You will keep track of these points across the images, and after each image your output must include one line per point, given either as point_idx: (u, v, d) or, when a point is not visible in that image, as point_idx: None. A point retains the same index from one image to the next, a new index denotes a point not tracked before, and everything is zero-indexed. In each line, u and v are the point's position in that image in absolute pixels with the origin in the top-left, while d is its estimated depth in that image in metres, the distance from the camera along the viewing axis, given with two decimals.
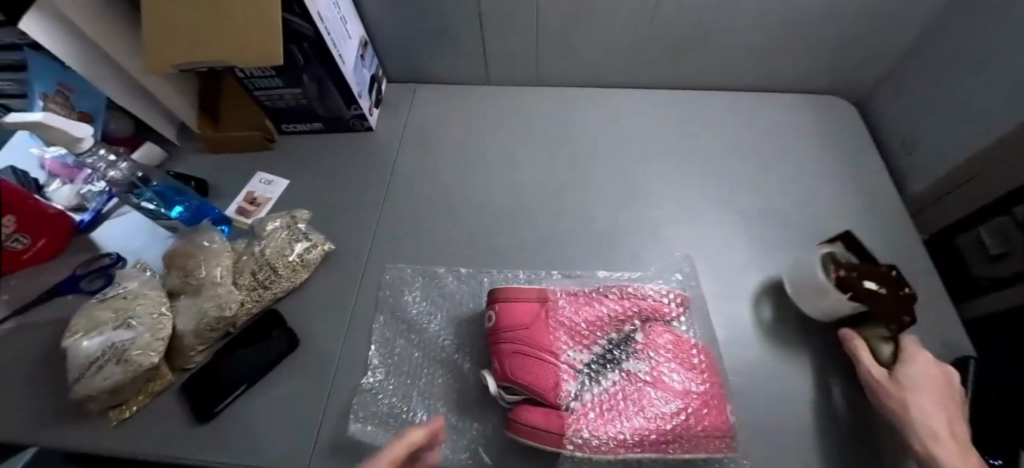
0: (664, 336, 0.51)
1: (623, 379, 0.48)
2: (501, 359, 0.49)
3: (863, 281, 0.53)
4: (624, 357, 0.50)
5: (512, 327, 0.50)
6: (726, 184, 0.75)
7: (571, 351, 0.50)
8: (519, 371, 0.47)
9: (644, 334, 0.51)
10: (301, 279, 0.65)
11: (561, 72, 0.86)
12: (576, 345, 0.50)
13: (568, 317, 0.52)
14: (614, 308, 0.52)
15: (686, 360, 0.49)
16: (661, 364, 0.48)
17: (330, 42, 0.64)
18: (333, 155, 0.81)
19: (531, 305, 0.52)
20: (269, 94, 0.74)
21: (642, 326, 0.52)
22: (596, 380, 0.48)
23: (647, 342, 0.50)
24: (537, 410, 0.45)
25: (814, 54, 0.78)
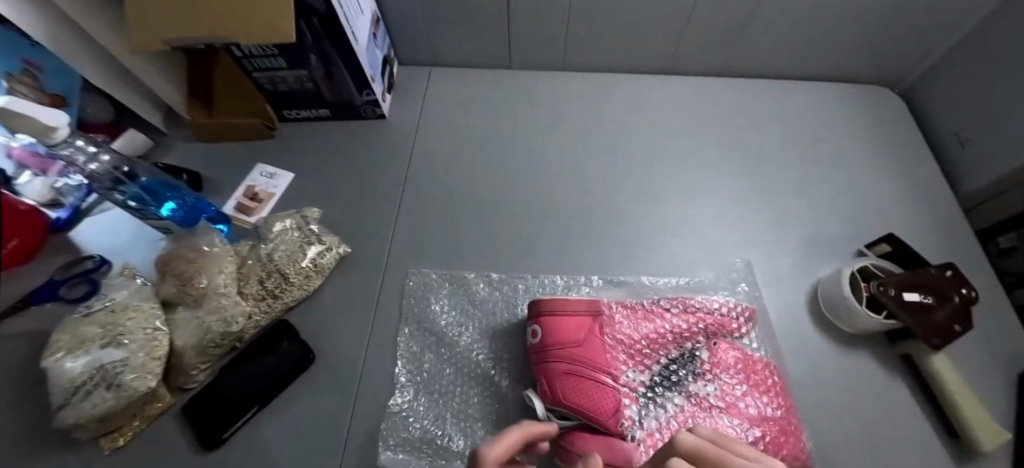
0: (732, 354, 0.47)
1: (690, 404, 0.45)
2: (550, 380, 0.44)
3: (909, 293, 0.51)
4: (688, 378, 0.46)
5: (564, 344, 0.45)
6: (772, 181, 0.70)
7: (630, 372, 0.46)
8: (573, 395, 0.43)
9: (711, 352, 0.47)
10: (314, 286, 0.58)
11: (590, 57, 0.79)
12: (636, 365, 0.46)
13: (626, 334, 0.47)
14: (679, 324, 0.47)
15: (758, 382, 0.45)
16: (732, 387, 0.45)
17: (343, 18, 0.56)
18: (342, 145, 0.74)
19: (583, 319, 0.47)
20: (269, 76, 0.66)
21: (709, 344, 0.48)
22: (660, 405, 0.45)
23: (715, 361, 0.46)
24: (597, 439, 0.42)
25: (865, 41, 0.72)
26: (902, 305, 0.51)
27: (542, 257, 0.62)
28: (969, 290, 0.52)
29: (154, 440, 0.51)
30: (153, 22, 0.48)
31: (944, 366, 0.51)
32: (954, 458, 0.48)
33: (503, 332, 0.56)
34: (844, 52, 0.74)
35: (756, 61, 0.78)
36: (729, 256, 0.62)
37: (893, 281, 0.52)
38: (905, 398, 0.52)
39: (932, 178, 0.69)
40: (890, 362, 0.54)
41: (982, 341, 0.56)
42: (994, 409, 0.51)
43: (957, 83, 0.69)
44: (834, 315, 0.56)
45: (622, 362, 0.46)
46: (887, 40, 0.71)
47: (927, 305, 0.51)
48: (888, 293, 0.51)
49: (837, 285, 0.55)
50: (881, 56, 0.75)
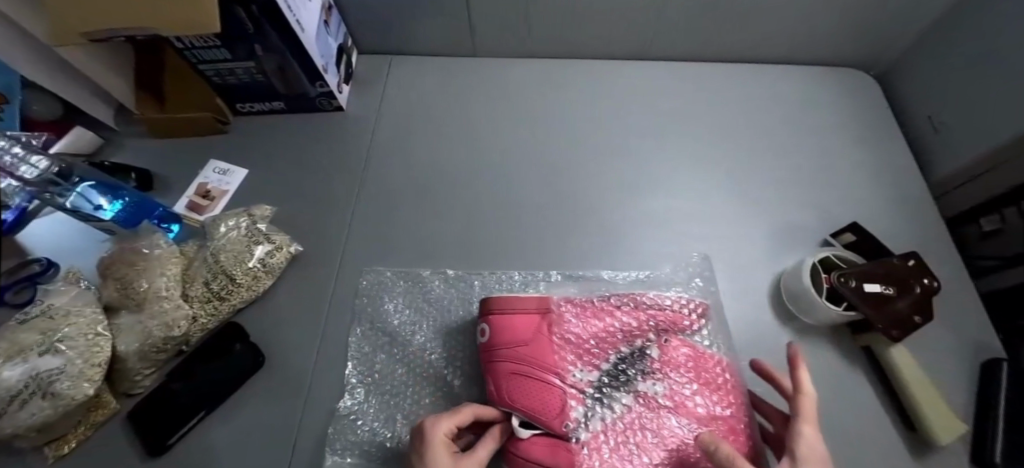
0: (682, 350, 0.47)
1: (638, 403, 0.45)
2: (497, 381, 0.42)
3: (867, 285, 0.50)
4: (637, 377, 0.46)
5: (512, 346, 0.44)
6: (742, 169, 0.68)
7: (579, 372, 0.45)
8: (519, 396, 0.41)
9: (662, 350, 0.47)
10: (263, 287, 0.56)
11: (557, 43, 0.76)
12: (585, 365, 0.46)
13: (575, 333, 0.47)
14: (630, 321, 0.47)
15: (709, 380, 0.45)
16: (682, 384, 0.45)
17: (284, 6, 0.53)
18: (298, 140, 0.71)
19: (532, 318, 0.45)
20: (216, 69, 0.63)
21: (660, 341, 0.47)
22: (608, 404, 0.44)
23: (665, 360, 0.46)
24: (541, 443, 0.40)
25: (840, 22, 0.69)
26: (863, 296, 0.50)
27: (501, 252, 0.61)
28: (930, 280, 0.50)
29: (99, 447, 0.50)
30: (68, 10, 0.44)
31: (904, 358, 0.50)
32: (910, 451, 0.48)
33: (457, 331, 0.55)
34: (818, 34, 0.71)
35: (729, 44, 0.75)
36: (692, 248, 0.61)
37: (853, 273, 0.51)
38: (866, 391, 0.51)
39: (905, 165, 0.67)
40: (853, 355, 0.53)
41: (947, 332, 0.55)
42: (954, 401, 0.51)
43: (935, 64, 0.66)
44: (795, 307, 0.54)
45: (569, 361, 0.45)
46: (862, 21, 0.68)
47: (888, 296, 0.50)
48: (848, 284, 0.50)
49: (797, 275, 0.54)
50: (857, 37, 0.72)
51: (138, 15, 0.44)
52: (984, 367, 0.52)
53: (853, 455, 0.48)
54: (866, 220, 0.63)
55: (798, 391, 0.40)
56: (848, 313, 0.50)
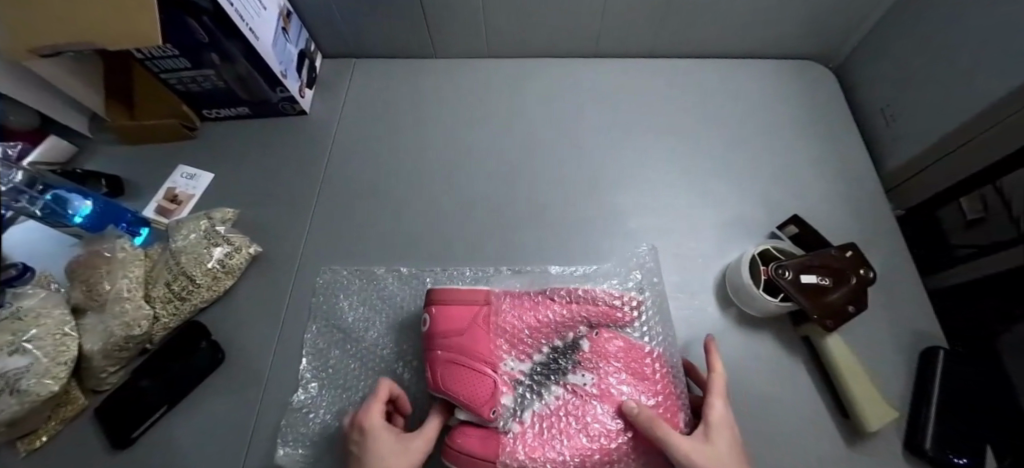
0: (614, 343, 0.49)
1: (567, 393, 0.47)
2: (433, 367, 0.45)
3: (803, 275, 0.51)
4: (568, 370, 0.48)
5: (452, 335, 0.46)
6: (694, 163, 0.69)
7: (511, 361, 0.47)
8: (452, 382, 0.43)
9: (593, 343, 0.50)
10: (223, 287, 0.59)
11: (515, 43, 0.77)
12: (518, 354, 0.48)
13: (510, 323, 0.49)
14: (562, 313, 0.50)
15: (637, 370, 0.48)
16: (608, 374, 0.48)
17: (235, 15, 0.55)
18: (263, 145, 0.73)
19: (472, 308, 0.47)
20: (178, 77, 0.65)
21: (590, 331, 0.50)
22: (538, 393, 0.47)
23: (595, 351, 0.49)
24: (474, 435, 0.42)
25: (792, 16, 0.69)
26: (798, 287, 0.51)
27: (452, 249, 0.62)
28: (867, 270, 0.51)
29: (68, 442, 0.53)
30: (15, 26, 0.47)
31: (838, 347, 0.51)
32: (844, 438, 0.49)
33: (408, 326, 0.57)
34: (771, 27, 0.72)
35: (685, 40, 0.75)
36: (638, 242, 0.62)
37: (790, 264, 0.52)
38: (804, 380, 0.52)
39: (856, 157, 0.68)
40: (793, 345, 0.54)
41: (888, 320, 0.56)
42: (890, 389, 0.52)
43: (887, 55, 0.66)
44: (738, 298, 0.56)
45: (503, 352, 0.47)
46: (813, 14, 0.69)
47: (823, 286, 0.51)
48: (785, 276, 0.51)
49: (737, 269, 0.55)
50: (811, 30, 0.72)
51: (77, 30, 0.47)
52: (921, 355, 0.53)
53: (787, 442, 0.49)
54: (813, 213, 0.64)
55: (712, 371, 0.45)
56: (784, 304, 0.51)
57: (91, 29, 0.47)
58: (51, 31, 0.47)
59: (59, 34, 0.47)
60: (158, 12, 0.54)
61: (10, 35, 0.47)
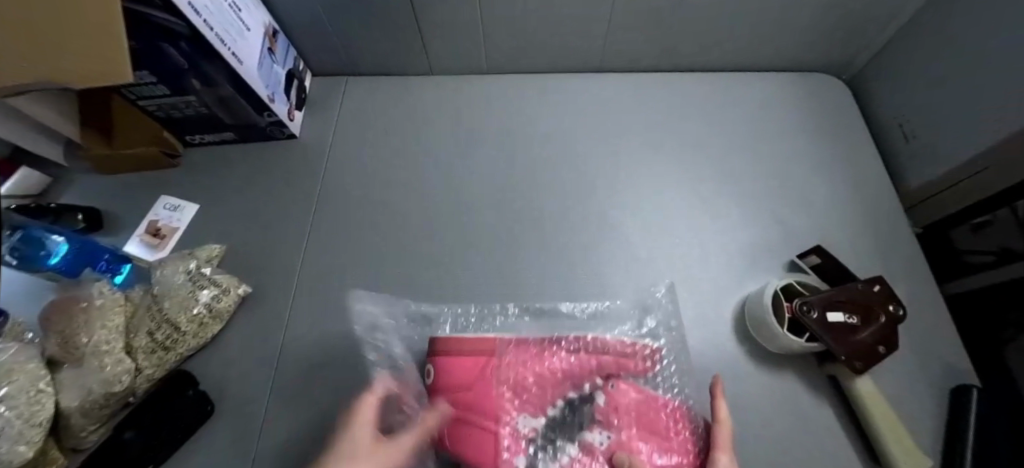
0: (629, 396, 0.46)
1: (581, 454, 0.43)
2: (439, 426, 0.43)
3: (828, 313, 0.48)
4: (582, 426, 0.45)
5: (461, 390, 0.44)
6: (707, 185, 0.66)
7: (522, 418, 0.44)
8: (455, 441, 0.42)
9: (609, 396, 0.46)
10: (211, 332, 0.55)
11: (516, 59, 0.73)
12: (529, 409, 0.45)
13: (516, 372, 0.46)
14: (571, 362, 0.47)
15: (652, 425, 0.45)
16: (625, 429, 0.44)
17: (215, 40, 0.51)
18: (250, 172, 0.69)
19: (477, 362, 0.45)
20: (157, 104, 0.61)
21: (604, 383, 0.47)
22: (553, 455, 0.44)
23: (610, 405, 0.46)
24: None
25: (806, 29, 0.66)
26: (825, 327, 0.48)
27: (450, 290, 0.58)
28: (897, 307, 0.48)
29: None
30: None
31: (868, 391, 0.48)
32: None
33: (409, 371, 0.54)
34: (784, 40, 0.69)
35: (693, 53, 0.72)
36: (652, 274, 0.59)
37: (815, 301, 0.49)
38: (831, 422, 0.50)
39: (875, 176, 0.65)
40: (819, 385, 0.51)
41: (916, 354, 0.53)
42: (920, 428, 0.49)
43: (904, 67, 0.63)
44: (759, 335, 0.53)
45: (510, 407, 0.44)
46: (829, 27, 0.66)
47: (851, 325, 0.48)
48: (811, 314, 0.48)
49: (759, 305, 0.52)
50: (825, 43, 0.69)
51: (60, 65, 0.43)
52: (952, 392, 0.50)
53: None
54: (832, 237, 0.61)
55: (716, 421, 0.43)
56: (810, 344, 0.49)
57: (72, 59, 0.43)
58: (34, 69, 0.43)
59: (42, 70, 0.43)
60: (132, 39, 0.50)
61: None
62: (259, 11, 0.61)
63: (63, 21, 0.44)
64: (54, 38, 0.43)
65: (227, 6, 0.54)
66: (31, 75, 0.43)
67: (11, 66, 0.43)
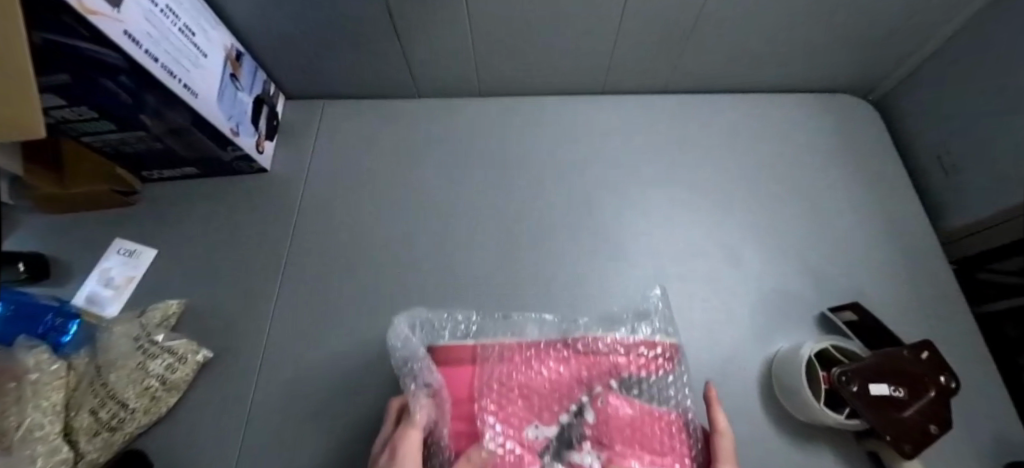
0: (624, 410, 0.37)
1: None
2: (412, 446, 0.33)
3: (872, 387, 0.42)
4: (570, 446, 0.36)
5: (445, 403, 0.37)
6: (719, 219, 0.60)
7: (514, 432, 0.35)
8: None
9: (600, 413, 0.37)
10: (166, 406, 0.48)
11: (510, 81, 0.67)
12: (521, 424, 0.36)
13: (504, 377, 0.38)
14: (565, 370, 0.40)
15: (655, 443, 0.35)
16: (621, 451, 0.34)
17: (161, 73, 0.45)
18: (216, 211, 0.63)
19: (466, 372, 0.39)
20: (103, 141, 0.53)
21: (595, 395, 0.39)
22: None
23: (602, 420, 0.37)
24: None
25: (826, 50, 0.61)
26: (869, 402, 0.41)
27: (452, 284, 0.55)
28: (948, 379, 0.42)
29: None
30: None
31: None
32: None
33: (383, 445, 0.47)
34: (801, 62, 0.63)
35: (702, 75, 0.66)
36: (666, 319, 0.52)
37: (857, 371, 0.42)
38: None
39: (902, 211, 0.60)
40: (855, 460, 0.45)
41: (962, 420, 0.47)
42: None
43: (938, 97, 0.58)
44: (791, 405, 0.46)
45: (492, 417, 0.35)
46: (851, 48, 0.60)
47: (898, 399, 0.42)
48: (851, 387, 0.41)
49: (791, 372, 0.45)
50: (846, 65, 0.63)
51: None
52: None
53: None
54: (855, 281, 0.56)
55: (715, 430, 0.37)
56: (851, 422, 0.42)
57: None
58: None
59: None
60: (61, 75, 0.42)
61: None
62: (218, 32, 0.54)
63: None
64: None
65: (176, 30, 0.47)
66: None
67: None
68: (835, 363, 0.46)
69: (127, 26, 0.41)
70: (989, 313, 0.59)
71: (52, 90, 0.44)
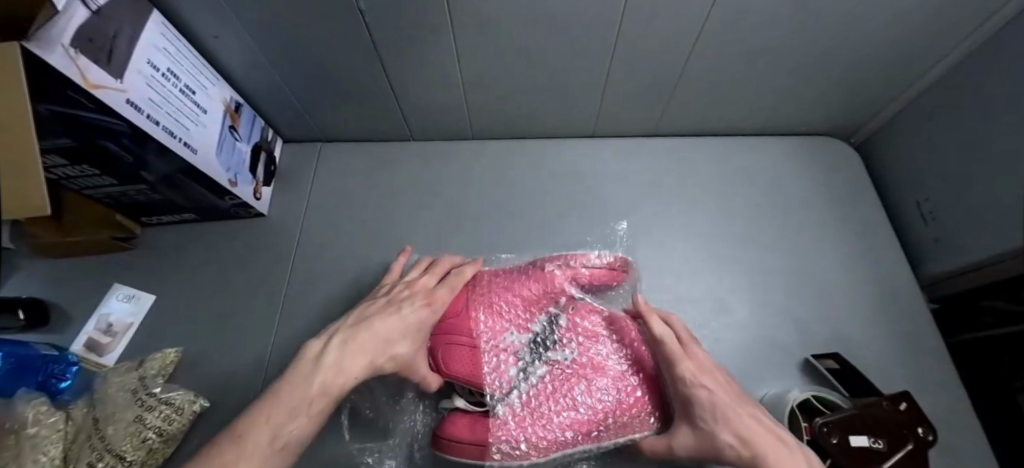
0: (589, 318, 0.51)
1: (551, 370, 0.48)
2: (434, 353, 0.47)
3: (851, 439, 0.43)
4: (549, 346, 0.50)
5: (441, 316, 0.49)
6: (704, 255, 0.63)
7: (502, 337, 0.49)
8: (449, 366, 0.46)
9: (570, 319, 0.51)
10: (163, 456, 0.49)
11: (504, 125, 0.69)
12: (515, 329, 0.50)
13: (492, 300, 0.51)
14: (538, 289, 0.52)
15: (617, 339, 0.50)
16: (586, 344, 0.49)
17: (161, 135, 0.47)
18: (214, 254, 0.64)
19: (457, 293, 0.51)
20: (105, 192, 0.55)
21: (563, 307, 0.52)
22: (526, 372, 0.48)
23: (570, 325, 0.51)
24: (462, 420, 0.45)
25: (808, 96, 0.63)
26: (848, 453, 0.42)
27: (448, 242, 0.63)
28: (925, 430, 0.43)
29: None
30: None
31: None
32: None
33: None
34: (782, 107, 0.66)
35: (687, 119, 0.69)
36: None
37: (836, 421, 0.44)
38: None
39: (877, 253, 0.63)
40: None
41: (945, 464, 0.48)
42: None
43: (916, 144, 0.61)
44: None
45: (490, 331, 0.49)
46: (831, 95, 0.63)
47: (878, 450, 0.43)
48: (831, 438, 0.43)
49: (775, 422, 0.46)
50: (827, 108, 0.66)
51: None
52: None
53: None
54: (835, 325, 0.58)
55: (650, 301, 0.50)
56: None
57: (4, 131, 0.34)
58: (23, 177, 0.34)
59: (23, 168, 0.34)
60: (65, 141, 0.44)
61: None
62: (218, 87, 0.56)
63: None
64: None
65: (177, 91, 0.49)
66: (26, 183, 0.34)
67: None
68: (817, 412, 0.47)
69: (129, 95, 0.43)
70: (968, 348, 0.60)
71: (57, 152, 0.45)
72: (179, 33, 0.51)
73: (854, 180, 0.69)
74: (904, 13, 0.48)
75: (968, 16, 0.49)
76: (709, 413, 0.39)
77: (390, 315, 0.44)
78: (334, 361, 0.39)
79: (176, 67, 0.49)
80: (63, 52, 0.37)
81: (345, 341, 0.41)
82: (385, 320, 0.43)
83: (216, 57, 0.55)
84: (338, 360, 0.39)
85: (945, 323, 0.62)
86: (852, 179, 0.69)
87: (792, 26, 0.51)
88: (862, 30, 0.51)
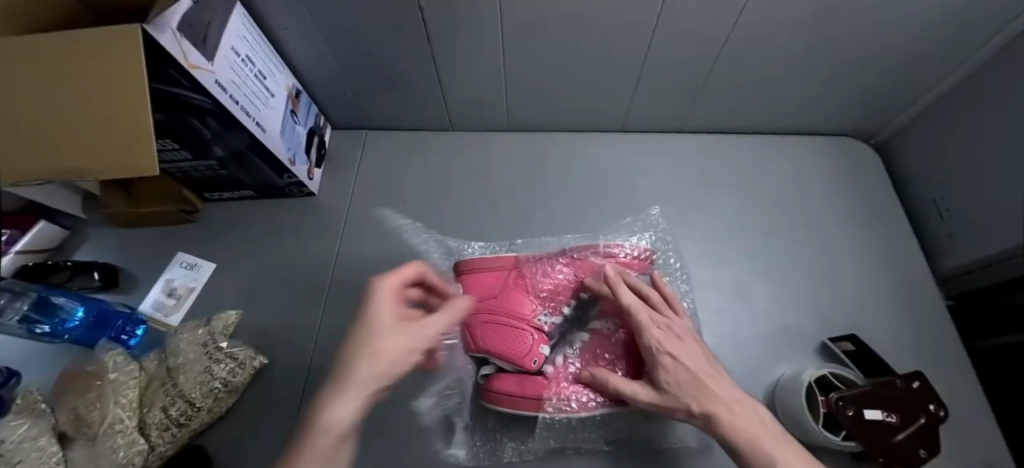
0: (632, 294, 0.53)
1: (595, 338, 0.53)
2: (472, 329, 0.49)
3: (865, 411, 0.46)
4: (594, 318, 0.55)
5: (478, 297, 0.53)
6: (728, 244, 0.66)
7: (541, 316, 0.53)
8: (492, 341, 0.48)
9: None
10: (226, 406, 0.54)
11: (538, 117, 0.74)
12: (548, 309, 0.54)
13: (536, 280, 0.55)
14: (581, 271, 0.55)
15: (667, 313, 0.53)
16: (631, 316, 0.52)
17: (240, 114, 0.52)
18: (269, 228, 0.70)
19: (497, 273, 0.54)
20: (178, 167, 0.60)
21: None
22: (569, 342, 0.54)
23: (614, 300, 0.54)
24: (512, 378, 0.49)
25: (829, 96, 0.66)
26: (862, 425, 0.45)
27: (486, 223, 0.68)
28: (937, 407, 0.46)
29: None
30: (31, 154, 0.41)
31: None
32: None
33: (417, 438, 0.52)
34: (804, 107, 0.69)
35: (712, 117, 0.73)
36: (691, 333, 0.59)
37: (852, 396, 0.46)
38: None
39: (890, 248, 0.67)
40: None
41: (953, 444, 0.52)
42: None
43: (935, 146, 0.64)
44: (797, 431, 0.49)
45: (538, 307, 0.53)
46: (851, 96, 0.66)
47: (891, 424, 0.46)
48: (846, 412, 0.46)
49: (791, 396, 0.50)
50: (847, 108, 0.69)
51: (103, 147, 0.41)
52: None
53: None
54: (852, 314, 0.61)
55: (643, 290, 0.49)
56: (841, 445, 0.47)
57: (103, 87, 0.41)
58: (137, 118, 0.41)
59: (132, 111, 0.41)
60: (158, 116, 0.49)
61: (55, 156, 0.41)
62: (283, 74, 0.62)
63: (44, 136, 0.41)
64: (81, 143, 0.41)
65: (253, 76, 0.54)
66: (140, 123, 0.41)
67: (129, 159, 0.41)
68: (833, 389, 0.51)
69: (217, 76, 0.48)
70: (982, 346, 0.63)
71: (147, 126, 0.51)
72: (254, 23, 0.56)
73: (873, 178, 0.72)
74: (923, 21, 0.52)
75: (985, 24, 0.52)
76: (675, 382, 0.38)
77: (369, 336, 0.36)
78: (330, 407, 0.33)
79: (252, 54, 0.54)
80: (172, 35, 0.41)
81: (340, 387, 0.34)
82: (368, 340, 0.36)
83: (283, 46, 0.61)
84: (333, 407, 0.33)
85: (956, 321, 0.66)
86: (869, 178, 0.72)
87: (816, 32, 0.54)
88: (884, 37, 0.55)
